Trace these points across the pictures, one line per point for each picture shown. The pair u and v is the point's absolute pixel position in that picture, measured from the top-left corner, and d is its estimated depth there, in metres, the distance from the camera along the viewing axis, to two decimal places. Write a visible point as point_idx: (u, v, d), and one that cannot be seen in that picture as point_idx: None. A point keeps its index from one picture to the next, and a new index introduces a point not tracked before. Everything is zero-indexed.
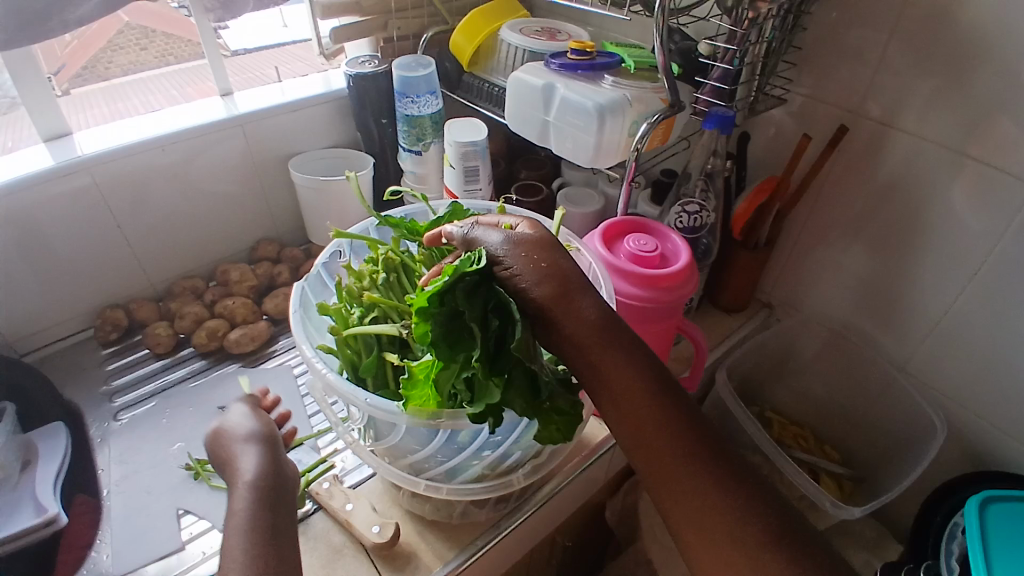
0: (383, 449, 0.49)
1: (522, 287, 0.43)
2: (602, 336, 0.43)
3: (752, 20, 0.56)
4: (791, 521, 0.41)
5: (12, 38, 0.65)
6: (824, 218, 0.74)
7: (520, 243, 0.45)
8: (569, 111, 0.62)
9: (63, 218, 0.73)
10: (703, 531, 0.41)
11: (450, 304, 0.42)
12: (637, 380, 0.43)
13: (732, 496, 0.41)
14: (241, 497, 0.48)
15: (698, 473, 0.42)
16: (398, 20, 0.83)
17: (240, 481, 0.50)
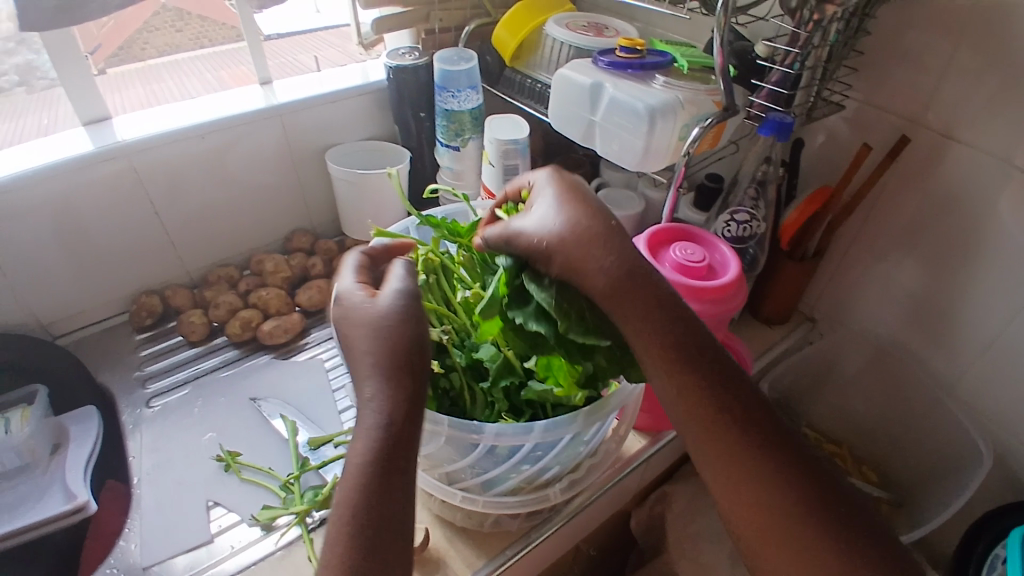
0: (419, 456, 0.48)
1: (584, 277, 0.41)
2: (656, 317, 0.41)
3: (816, 24, 0.54)
4: (851, 520, 0.39)
5: (52, 20, 0.65)
6: (877, 230, 0.70)
7: (561, 204, 0.43)
8: (618, 112, 0.60)
9: (100, 203, 0.73)
10: (756, 524, 0.40)
11: (518, 311, 0.45)
12: (686, 363, 0.41)
13: (788, 493, 0.39)
14: (363, 438, 0.38)
15: (753, 464, 0.40)
16: (441, 11, 0.81)
17: (359, 424, 0.39)
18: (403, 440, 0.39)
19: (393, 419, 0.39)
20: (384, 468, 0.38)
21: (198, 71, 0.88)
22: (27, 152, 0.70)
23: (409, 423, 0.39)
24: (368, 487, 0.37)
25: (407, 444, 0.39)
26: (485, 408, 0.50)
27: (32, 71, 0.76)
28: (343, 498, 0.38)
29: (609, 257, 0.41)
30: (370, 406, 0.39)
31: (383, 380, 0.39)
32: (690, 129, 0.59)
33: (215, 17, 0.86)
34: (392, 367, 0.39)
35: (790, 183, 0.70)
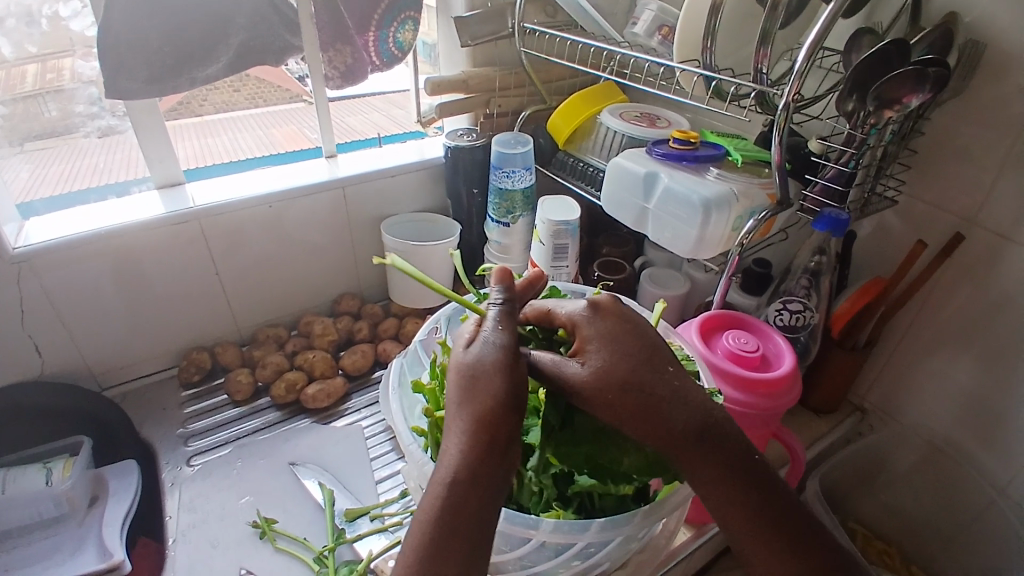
0: None
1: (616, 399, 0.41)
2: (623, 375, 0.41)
3: (873, 127, 0.56)
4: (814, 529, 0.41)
5: (141, 88, 0.70)
6: (930, 327, 0.68)
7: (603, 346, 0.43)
8: (672, 201, 0.62)
9: (165, 260, 0.77)
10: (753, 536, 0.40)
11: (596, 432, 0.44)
12: (733, 475, 0.40)
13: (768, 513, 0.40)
14: (433, 496, 0.38)
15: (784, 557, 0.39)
16: (500, 98, 0.87)
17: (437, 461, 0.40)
18: (470, 505, 0.38)
19: (461, 478, 0.38)
20: (447, 530, 0.37)
21: (250, 129, 0.97)
22: (103, 210, 0.74)
23: (481, 486, 0.38)
24: (432, 545, 0.37)
25: (480, 512, 0.38)
26: (531, 497, 0.49)
27: (112, 132, 0.80)
28: (412, 542, 0.38)
29: (636, 386, 0.41)
30: (448, 457, 0.39)
31: (464, 433, 0.39)
32: (744, 221, 0.60)
33: (272, 81, 0.88)
34: (474, 422, 0.39)
35: (841, 274, 0.70)
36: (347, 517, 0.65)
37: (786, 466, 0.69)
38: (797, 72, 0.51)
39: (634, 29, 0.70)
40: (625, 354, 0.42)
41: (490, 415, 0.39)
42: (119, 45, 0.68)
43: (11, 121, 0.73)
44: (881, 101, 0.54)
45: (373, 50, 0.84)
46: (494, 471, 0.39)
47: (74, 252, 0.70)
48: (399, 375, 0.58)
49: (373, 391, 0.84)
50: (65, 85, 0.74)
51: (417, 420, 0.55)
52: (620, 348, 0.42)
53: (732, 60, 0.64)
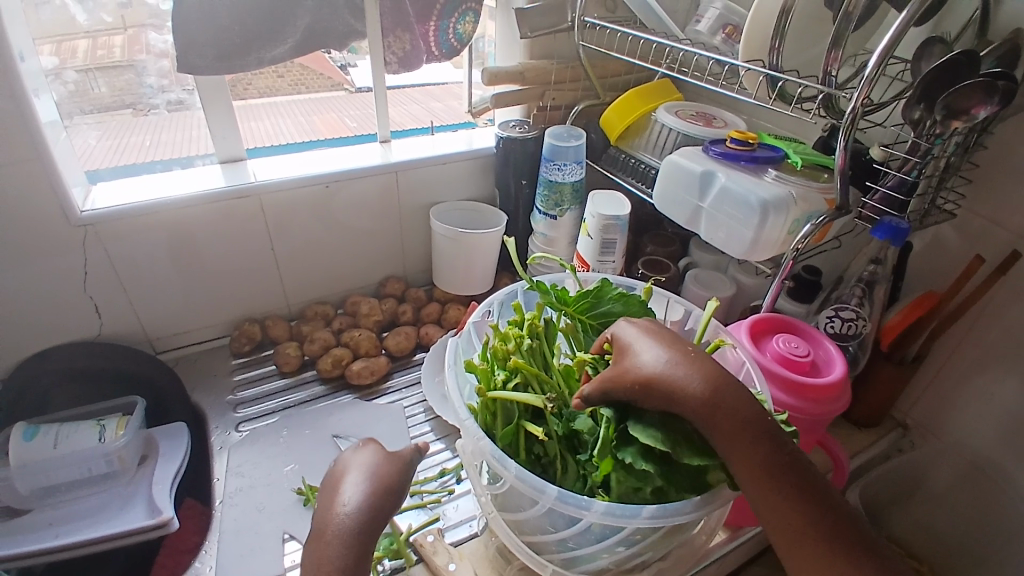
0: (512, 520, 0.51)
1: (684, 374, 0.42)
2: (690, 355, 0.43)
3: (939, 137, 0.55)
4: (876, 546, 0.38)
5: (212, 66, 0.73)
6: (981, 343, 0.67)
7: (665, 344, 0.44)
8: (729, 201, 0.62)
9: (223, 233, 0.80)
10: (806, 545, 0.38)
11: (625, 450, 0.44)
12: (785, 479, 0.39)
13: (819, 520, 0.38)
14: (324, 546, 0.44)
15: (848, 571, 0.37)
16: (555, 91, 0.87)
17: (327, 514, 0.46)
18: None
19: (356, 522, 0.45)
20: (341, 559, 0.43)
21: (292, 113, 0.93)
22: (165, 182, 0.77)
23: (367, 534, 0.45)
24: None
25: (353, 570, 0.43)
26: (576, 480, 0.50)
27: (180, 106, 0.82)
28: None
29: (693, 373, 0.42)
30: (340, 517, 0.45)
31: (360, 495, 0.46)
32: (801, 225, 0.60)
33: (317, 69, 0.88)
34: (371, 479, 0.48)
35: (895, 285, 0.69)
36: None
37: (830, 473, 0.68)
38: (866, 78, 0.50)
39: (696, 27, 0.70)
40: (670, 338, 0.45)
41: (373, 502, 0.46)
42: (191, 20, 0.70)
43: (81, 88, 0.75)
44: (949, 110, 0.53)
45: (433, 42, 0.86)
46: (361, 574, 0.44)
47: (136, 220, 0.74)
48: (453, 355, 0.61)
49: (413, 373, 0.86)
50: (116, 61, 0.76)
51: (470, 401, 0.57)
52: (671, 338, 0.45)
53: (798, 61, 0.64)
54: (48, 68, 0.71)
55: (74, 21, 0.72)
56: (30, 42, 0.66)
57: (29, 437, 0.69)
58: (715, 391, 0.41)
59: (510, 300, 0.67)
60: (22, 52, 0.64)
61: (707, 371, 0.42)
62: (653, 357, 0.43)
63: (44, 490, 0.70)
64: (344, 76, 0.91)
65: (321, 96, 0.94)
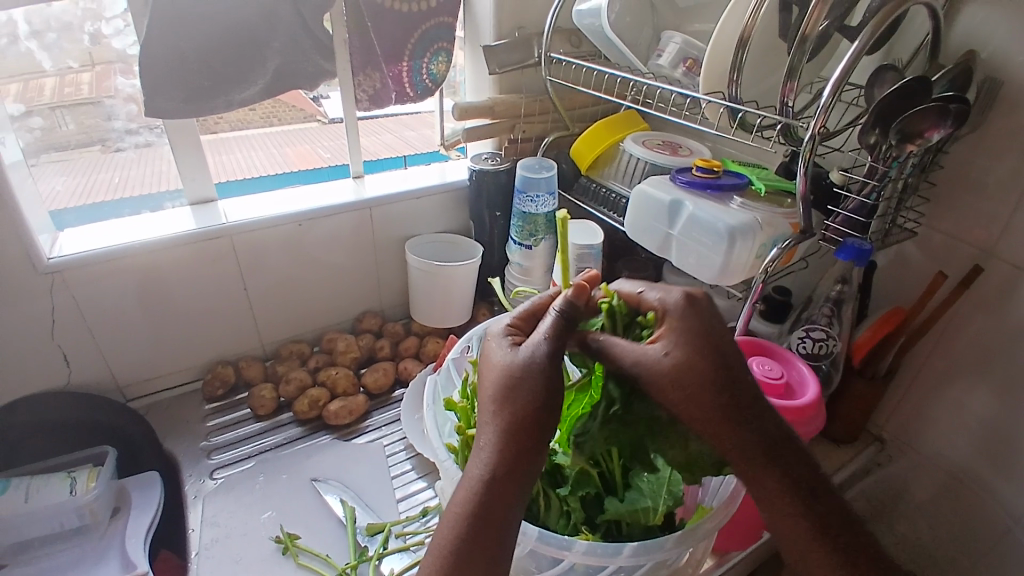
0: None
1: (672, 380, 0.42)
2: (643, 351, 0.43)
3: (895, 160, 0.57)
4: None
5: (181, 108, 0.73)
6: (948, 357, 0.68)
7: (692, 349, 0.42)
8: (697, 228, 0.64)
9: (196, 274, 0.79)
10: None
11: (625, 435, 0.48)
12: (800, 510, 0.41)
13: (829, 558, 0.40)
14: (462, 493, 0.41)
15: None
16: (525, 124, 0.89)
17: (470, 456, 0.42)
18: (506, 483, 0.40)
19: (499, 474, 0.40)
20: (481, 509, 0.40)
21: (264, 146, 0.94)
22: (134, 226, 0.76)
23: (509, 484, 0.40)
24: (469, 522, 0.40)
25: (497, 509, 0.40)
26: (559, 517, 0.50)
27: (147, 146, 0.82)
28: (445, 525, 0.41)
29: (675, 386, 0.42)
30: (482, 454, 0.41)
31: (499, 434, 0.41)
32: (767, 249, 0.61)
33: (289, 102, 0.88)
34: (507, 415, 0.41)
35: (862, 302, 0.70)
36: (369, 533, 0.66)
37: (811, 494, 0.69)
38: (823, 106, 0.52)
39: (657, 61, 0.72)
40: (696, 332, 0.43)
41: (505, 453, 0.41)
42: (159, 64, 0.70)
43: (47, 131, 0.74)
44: (903, 135, 0.55)
45: (408, 84, 0.87)
46: (528, 443, 0.41)
47: (104, 265, 0.72)
48: (432, 395, 0.61)
49: (393, 410, 0.84)
50: (84, 98, 0.75)
51: (450, 438, 0.57)
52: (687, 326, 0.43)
53: (757, 91, 0.67)
54: (14, 115, 0.70)
55: (39, 64, 0.71)
56: None
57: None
58: (729, 424, 0.41)
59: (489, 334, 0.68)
60: None
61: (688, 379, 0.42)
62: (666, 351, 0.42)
63: (18, 546, 0.67)
64: (316, 107, 0.91)
65: (293, 128, 0.94)
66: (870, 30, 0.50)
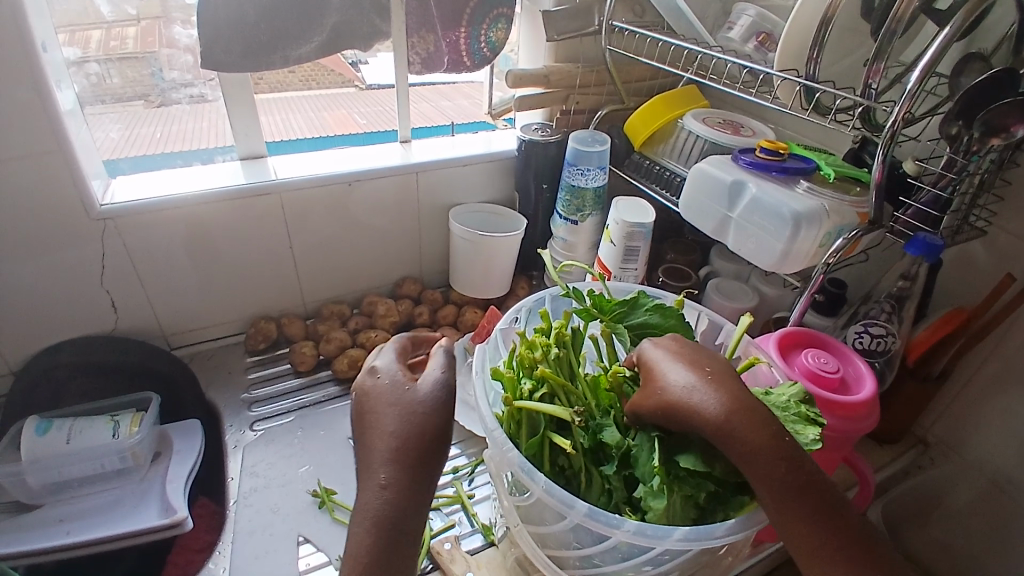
0: (537, 533, 0.52)
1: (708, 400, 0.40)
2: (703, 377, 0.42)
3: (975, 154, 0.54)
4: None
5: (236, 61, 0.72)
6: (1006, 363, 0.65)
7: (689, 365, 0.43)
8: (760, 213, 0.61)
9: (242, 230, 0.79)
10: None
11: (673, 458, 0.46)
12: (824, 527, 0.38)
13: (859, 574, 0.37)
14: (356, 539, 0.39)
15: None
16: (580, 96, 0.87)
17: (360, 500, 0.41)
18: (406, 524, 0.40)
19: (390, 514, 0.39)
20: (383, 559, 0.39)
21: (302, 109, 0.91)
22: (183, 178, 0.77)
23: (408, 517, 0.40)
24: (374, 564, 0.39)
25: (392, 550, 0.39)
26: (600, 495, 0.50)
27: (201, 100, 0.82)
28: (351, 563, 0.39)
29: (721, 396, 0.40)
30: (382, 493, 0.40)
31: (399, 469, 0.40)
32: (832, 238, 0.59)
33: (329, 65, 0.85)
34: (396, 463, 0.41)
35: (923, 300, 0.67)
36: None
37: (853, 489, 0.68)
38: (908, 92, 0.49)
39: (728, 34, 0.69)
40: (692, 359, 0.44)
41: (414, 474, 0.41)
42: (217, 16, 0.70)
43: (100, 79, 0.74)
44: (989, 127, 0.52)
45: (466, 52, 0.85)
46: (425, 483, 0.41)
47: (154, 215, 0.73)
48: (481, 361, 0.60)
49: None
50: (126, 52, 0.75)
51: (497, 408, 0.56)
52: (695, 367, 0.43)
53: (833, 71, 0.64)
54: (69, 59, 0.70)
55: (96, 11, 0.71)
56: (51, 33, 0.66)
57: (42, 431, 0.69)
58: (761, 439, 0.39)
59: (538, 306, 0.67)
60: (44, 42, 0.63)
61: (729, 397, 0.40)
62: (679, 381, 0.42)
63: (55, 486, 0.69)
64: (356, 72, 0.90)
65: (330, 93, 0.92)
66: (967, 12, 0.47)
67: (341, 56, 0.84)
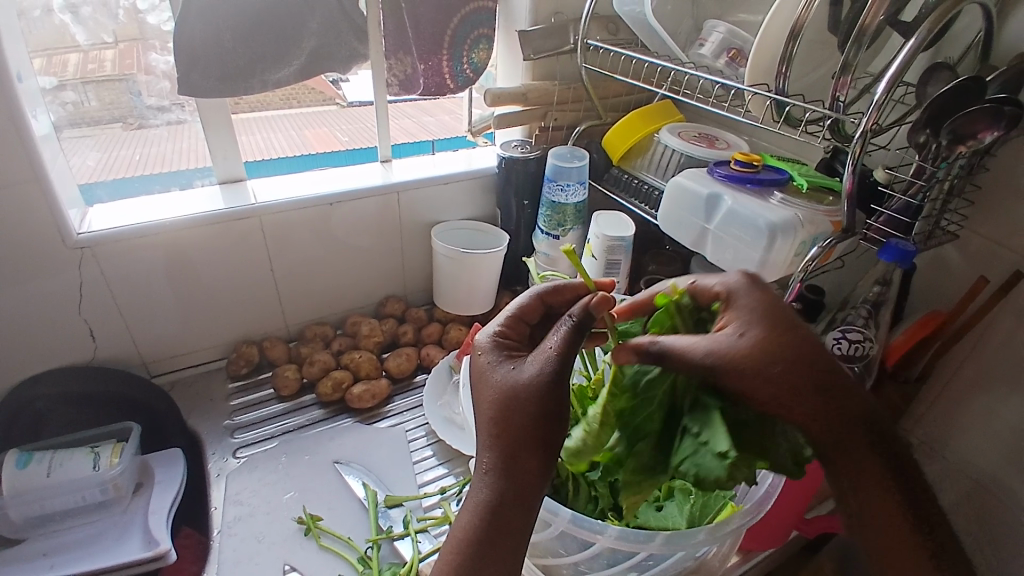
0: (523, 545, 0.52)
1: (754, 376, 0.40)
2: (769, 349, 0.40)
3: (944, 160, 0.56)
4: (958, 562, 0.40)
5: (213, 86, 0.72)
6: (981, 366, 0.66)
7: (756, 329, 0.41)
8: (736, 223, 0.62)
9: (222, 253, 0.78)
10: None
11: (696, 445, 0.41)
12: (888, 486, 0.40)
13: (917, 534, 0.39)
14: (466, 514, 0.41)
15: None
16: (558, 112, 0.88)
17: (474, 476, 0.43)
18: (507, 502, 0.40)
19: (494, 493, 0.41)
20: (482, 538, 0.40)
21: (282, 128, 0.90)
22: (160, 203, 0.76)
23: (513, 497, 0.40)
24: (473, 542, 0.40)
25: (493, 532, 0.40)
26: (587, 502, 0.52)
27: (178, 124, 0.81)
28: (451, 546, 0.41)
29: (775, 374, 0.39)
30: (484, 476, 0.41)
31: (501, 455, 0.41)
32: (807, 247, 0.60)
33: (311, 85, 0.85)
34: (496, 448, 0.41)
35: (900, 305, 0.68)
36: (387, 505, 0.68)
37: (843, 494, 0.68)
38: (875, 103, 0.51)
39: (700, 50, 0.70)
40: (775, 314, 0.42)
41: (507, 455, 0.41)
42: (194, 43, 0.70)
43: (77, 106, 0.74)
44: (955, 136, 0.54)
45: (449, 75, 0.86)
46: (524, 483, 0.40)
47: (132, 241, 0.72)
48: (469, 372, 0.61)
49: (415, 395, 0.85)
50: (106, 75, 0.74)
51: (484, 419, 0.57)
52: (782, 336, 0.40)
53: (803, 84, 0.66)
54: (45, 88, 0.70)
55: (71, 38, 0.71)
56: (27, 61, 0.65)
57: (22, 464, 0.66)
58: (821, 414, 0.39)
59: None
60: (19, 72, 0.63)
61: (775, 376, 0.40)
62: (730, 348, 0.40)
63: (34, 521, 0.67)
64: (337, 91, 0.88)
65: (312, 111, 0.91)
66: (929, 25, 0.49)
67: (323, 76, 0.83)
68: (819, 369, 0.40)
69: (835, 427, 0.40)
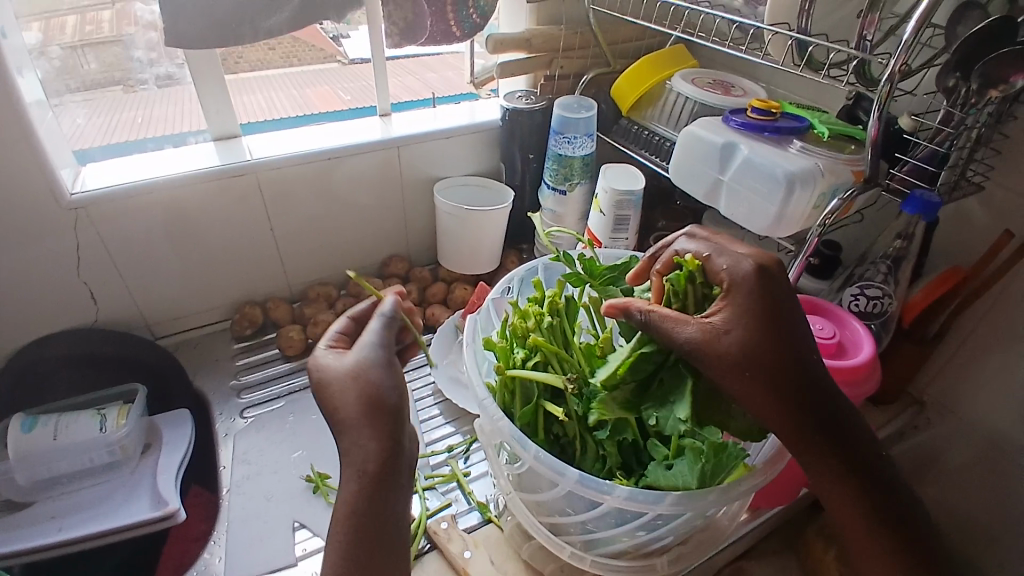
0: (532, 503, 0.52)
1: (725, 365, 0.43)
2: (751, 340, 0.43)
3: (972, 108, 0.52)
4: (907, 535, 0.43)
5: (201, 36, 0.69)
6: (1001, 321, 0.64)
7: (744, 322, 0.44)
8: (752, 174, 0.59)
9: (217, 214, 0.76)
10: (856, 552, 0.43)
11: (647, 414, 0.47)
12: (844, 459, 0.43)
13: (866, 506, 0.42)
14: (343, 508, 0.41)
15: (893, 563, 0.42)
16: (564, 59, 0.84)
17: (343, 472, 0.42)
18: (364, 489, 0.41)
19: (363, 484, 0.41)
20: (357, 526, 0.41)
21: (284, 87, 0.87)
22: (154, 161, 0.74)
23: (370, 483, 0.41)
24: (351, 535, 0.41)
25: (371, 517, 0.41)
26: (594, 462, 0.51)
27: (170, 81, 0.78)
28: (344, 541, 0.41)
29: (748, 353, 0.43)
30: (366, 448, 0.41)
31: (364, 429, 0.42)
32: (827, 199, 0.57)
33: (309, 41, 0.81)
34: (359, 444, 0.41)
35: (920, 260, 0.66)
36: None
37: None
38: (903, 44, 0.47)
39: None
40: (762, 309, 0.44)
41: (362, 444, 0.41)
42: None
43: (69, 65, 0.72)
44: (987, 79, 0.50)
45: (453, 22, 0.82)
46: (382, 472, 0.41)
47: (127, 201, 0.70)
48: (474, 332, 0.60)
49: (421, 355, 0.84)
50: (105, 37, 0.72)
51: (488, 378, 0.56)
52: (765, 330, 0.44)
53: (826, 25, 0.61)
54: (32, 45, 0.67)
55: None
56: (13, 19, 0.63)
57: (27, 428, 0.67)
58: (784, 398, 0.43)
59: (530, 276, 0.66)
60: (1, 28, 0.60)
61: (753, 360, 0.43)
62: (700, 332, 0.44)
63: (46, 482, 0.68)
64: (338, 47, 0.84)
65: (312, 69, 0.87)
66: None
67: (317, 26, 0.79)
68: (791, 366, 0.43)
69: (789, 408, 0.43)
